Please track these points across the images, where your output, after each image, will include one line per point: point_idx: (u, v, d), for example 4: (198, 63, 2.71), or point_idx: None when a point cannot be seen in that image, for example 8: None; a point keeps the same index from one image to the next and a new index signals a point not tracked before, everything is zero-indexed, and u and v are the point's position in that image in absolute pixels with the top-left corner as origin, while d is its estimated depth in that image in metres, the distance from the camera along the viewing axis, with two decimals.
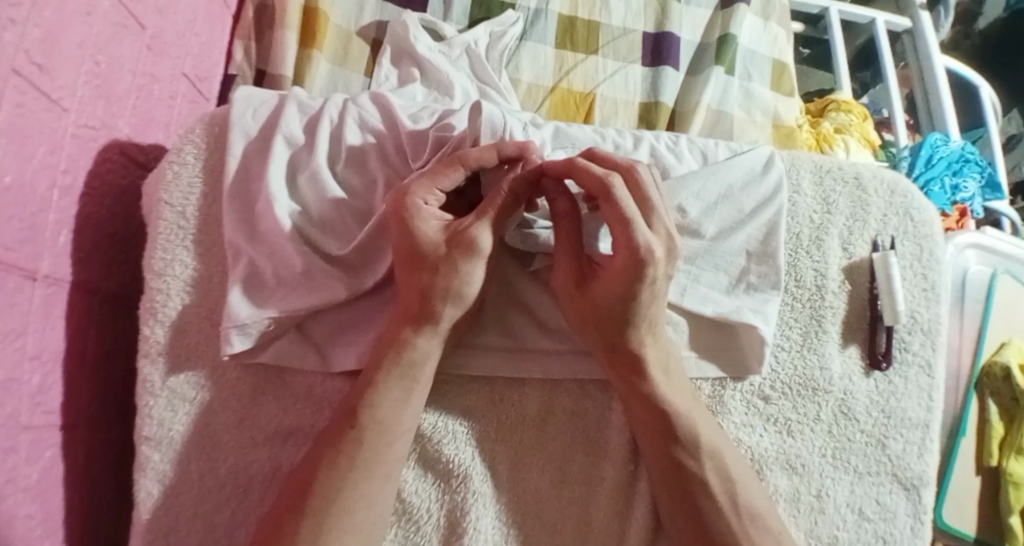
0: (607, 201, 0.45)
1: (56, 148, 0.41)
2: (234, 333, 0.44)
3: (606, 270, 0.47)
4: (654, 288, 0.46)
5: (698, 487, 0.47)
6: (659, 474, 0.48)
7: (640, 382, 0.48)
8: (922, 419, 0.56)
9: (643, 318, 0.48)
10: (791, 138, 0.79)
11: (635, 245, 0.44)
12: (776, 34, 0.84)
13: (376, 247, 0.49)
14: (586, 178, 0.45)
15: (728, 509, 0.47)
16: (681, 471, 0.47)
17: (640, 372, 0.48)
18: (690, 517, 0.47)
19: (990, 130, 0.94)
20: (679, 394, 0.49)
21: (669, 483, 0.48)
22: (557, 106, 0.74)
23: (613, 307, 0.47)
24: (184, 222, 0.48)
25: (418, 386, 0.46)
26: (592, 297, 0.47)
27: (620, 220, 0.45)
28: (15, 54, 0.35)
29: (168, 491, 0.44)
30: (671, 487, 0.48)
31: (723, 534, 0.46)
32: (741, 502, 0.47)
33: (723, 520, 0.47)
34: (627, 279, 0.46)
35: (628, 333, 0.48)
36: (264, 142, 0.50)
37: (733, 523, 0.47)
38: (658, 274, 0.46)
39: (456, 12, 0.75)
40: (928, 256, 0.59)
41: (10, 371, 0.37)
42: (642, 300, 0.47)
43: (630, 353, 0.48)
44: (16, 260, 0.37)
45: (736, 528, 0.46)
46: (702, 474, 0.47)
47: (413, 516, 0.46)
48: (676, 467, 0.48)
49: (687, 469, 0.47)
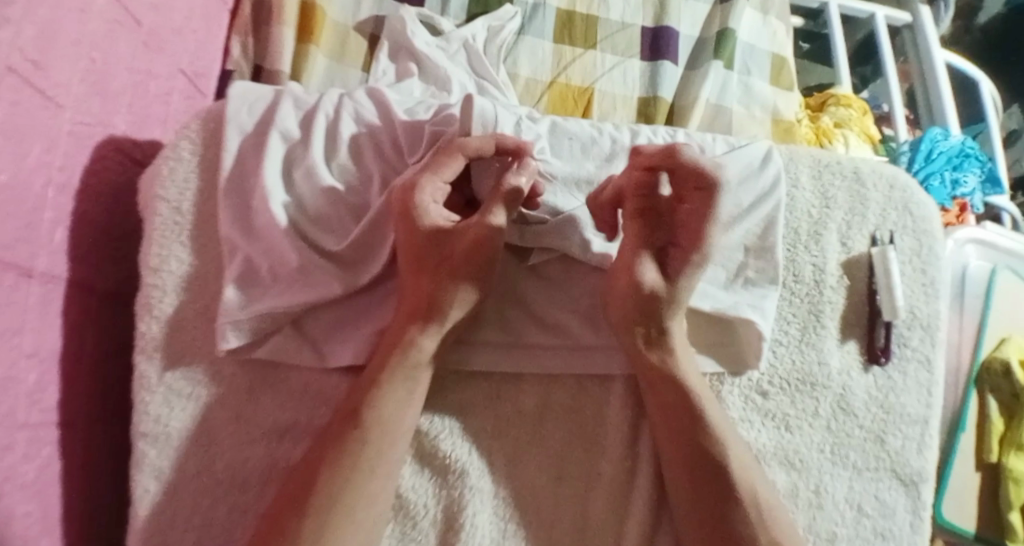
0: (699, 194, 0.46)
1: (51, 146, 0.40)
2: (228, 329, 0.44)
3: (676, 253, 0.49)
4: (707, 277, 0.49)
5: (721, 473, 0.46)
6: (678, 465, 0.48)
7: (657, 369, 0.49)
8: (922, 415, 0.56)
9: (677, 302, 0.48)
10: (790, 133, 0.78)
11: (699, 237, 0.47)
12: (775, 28, 0.84)
13: (372, 244, 0.49)
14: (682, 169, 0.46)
15: (748, 501, 0.45)
16: (699, 460, 0.47)
17: (660, 363, 0.49)
18: (706, 506, 0.46)
19: (990, 125, 0.94)
20: (698, 386, 0.50)
21: (685, 474, 0.47)
22: (555, 101, 0.73)
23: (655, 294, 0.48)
24: (179, 218, 0.48)
25: (420, 387, 0.46)
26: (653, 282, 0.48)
27: (702, 213, 0.46)
28: (10, 52, 0.34)
29: (165, 487, 0.44)
30: (692, 477, 0.47)
31: (741, 526, 0.45)
32: (760, 498, 0.46)
33: (743, 509, 0.45)
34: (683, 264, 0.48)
35: (665, 315, 0.48)
36: (260, 137, 0.50)
37: (752, 514, 0.45)
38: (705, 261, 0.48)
39: (454, 7, 0.74)
40: (927, 251, 0.59)
41: (7, 369, 0.37)
42: (681, 285, 0.48)
43: (659, 338, 0.49)
44: (12, 258, 0.37)
45: (754, 518, 0.45)
46: (721, 465, 0.47)
47: (410, 512, 0.45)
48: (695, 458, 0.47)
49: (703, 461, 0.47)
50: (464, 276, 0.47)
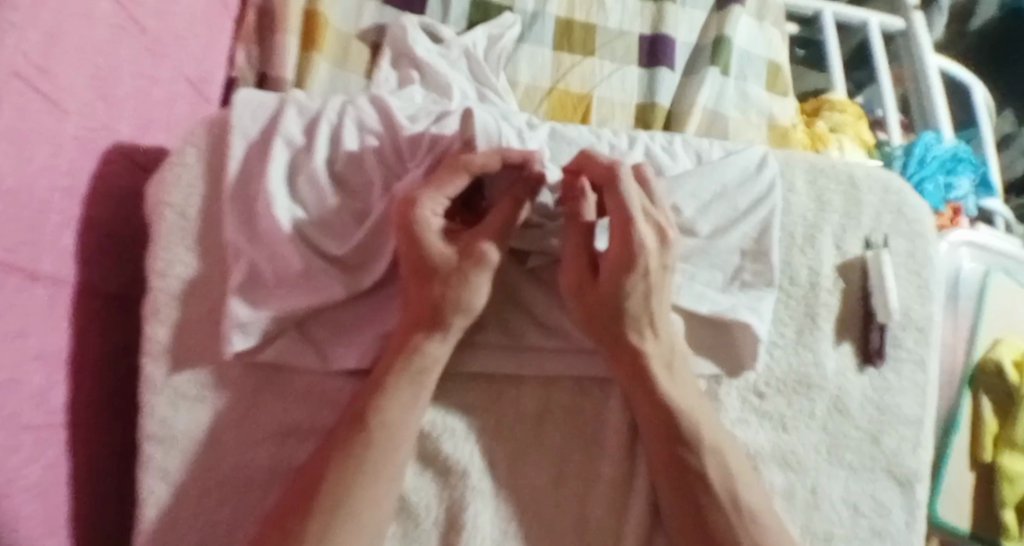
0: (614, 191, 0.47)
1: (56, 150, 0.41)
2: (234, 332, 0.45)
3: (609, 256, 0.48)
4: (648, 280, 0.48)
5: (701, 481, 0.48)
6: (663, 469, 0.48)
7: (641, 371, 0.49)
8: (916, 416, 0.57)
9: (641, 313, 0.49)
10: (786, 138, 0.80)
11: (628, 235, 0.47)
12: (772, 36, 0.85)
13: (374, 248, 0.50)
14: (597, 169, 0.47)
15: (727, 504, 0.47)
16: (687, 464, 0.48)
17: (643, 369, 0.49)
18: (690, 510, 0.47)
19: (983, 130, 0.95)
20: (683, 393, 0.50)
21: (673, 481, 0.48)
22: (555, 107, 0.74)
23: (615, 301, 0.48)
24: (184, 223, 0.49)
25: (425, 391, 0.46)
26: (602, 292, 0.48)
27: (621, 214, 0.47)
28: (14, 57, 0.35)
29: (172, 489, 0.44)
30: (677, 481, 0.48)
31: (722, 528, 0.46)
32: (742, 499, 0.47)
33: (721, 515, 0.47)
34: (616, 266, 0.48)
35: (627, 329, 0.49)
36: (264, 143, 0.50)
37: (731, 518, 0.47)
38: (651, 266, 0.48)
39: (455, 15, 0.75)
40: (921, 255, 0.60)
41: (12, 371, 0.37)
42: (635, 293, 0.48)
43: (630, 348, 0.49)
44: (17, 261, 0.38)
45: (735, 522, 0.46)
46: (703, 472, 0.48)
47: (413, 513, 0.46)
48: (678, 464, 0.48)
49: (689, 465, 0.48)
50: (467, 282, 0.47)
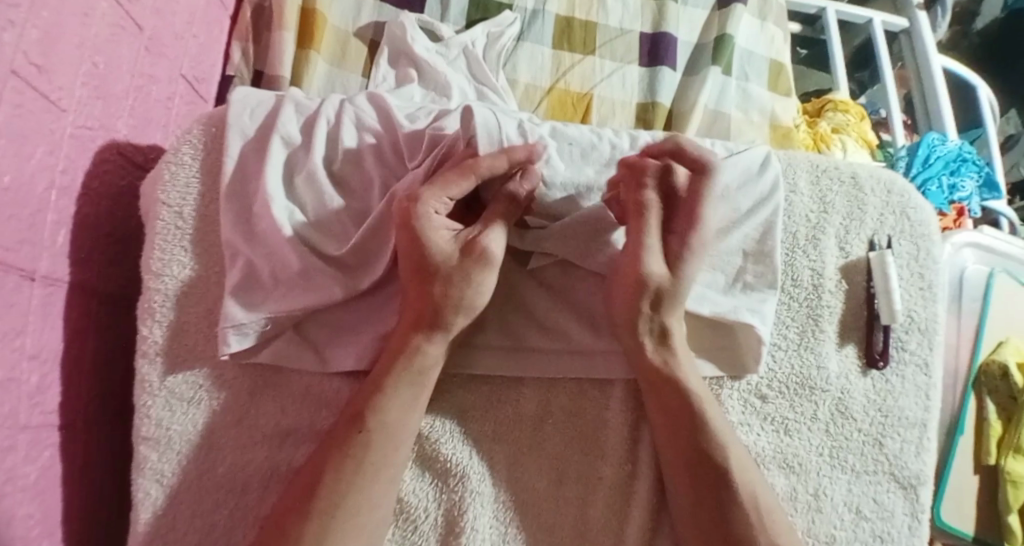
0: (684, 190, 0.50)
1: (55, 148, 0.41)
2: (230, 333, 0.45)
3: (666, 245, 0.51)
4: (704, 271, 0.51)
5: (721, 478, 0.47)
6: (678, 467, 0.48)
7: (655, 371, 0.49)
8: (920, 418, 0.56)
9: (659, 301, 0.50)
10: (788, 138, 0.79)
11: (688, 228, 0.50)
12: (775, 34, 0.84)
13: (373, 248, 0.49)
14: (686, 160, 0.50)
15: (748, 504, 0.46)
16: (700, 463, 0.47)
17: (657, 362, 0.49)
18: (704, 507, 0.47)
19: (987, 130, 0.95)
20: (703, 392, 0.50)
21: (692, 479, 0.47)
22: (554, 107, 0.74)
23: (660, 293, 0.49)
24: (181, 222, 0.48)
25: (423, 392, 0.46)
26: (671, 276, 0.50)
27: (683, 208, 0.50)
28: (14, 55, 0.35)
29: (167, 492, 0.44)
30: (691, 480, 0.47)
31: (741, 527, 0.46)
32: (761, 500, 0.47)
33: (741, 510, 0.46)
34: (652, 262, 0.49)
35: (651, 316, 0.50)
36: (262, 142, 0.50)
37: (751, 516, 0.46)
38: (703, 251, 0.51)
39: (454, 12, 0.75)
40: (925, 256, 0.59)
41: (9, 371, 0.37)
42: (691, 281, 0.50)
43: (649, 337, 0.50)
44: (15, 260, 0.37)
45: (755, 521, 0.46)
46: (721, 469, 0.47)
47: (411, 515, 0.46)
48: (695, 464, 0.47)
49: (704, 464, 0.47)
50: (468, 280, 0.47)
